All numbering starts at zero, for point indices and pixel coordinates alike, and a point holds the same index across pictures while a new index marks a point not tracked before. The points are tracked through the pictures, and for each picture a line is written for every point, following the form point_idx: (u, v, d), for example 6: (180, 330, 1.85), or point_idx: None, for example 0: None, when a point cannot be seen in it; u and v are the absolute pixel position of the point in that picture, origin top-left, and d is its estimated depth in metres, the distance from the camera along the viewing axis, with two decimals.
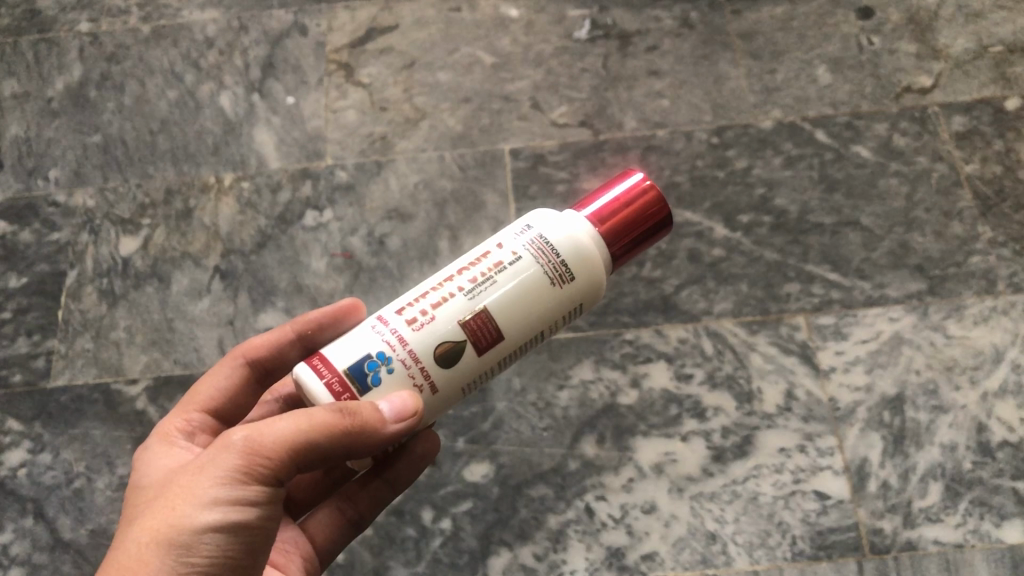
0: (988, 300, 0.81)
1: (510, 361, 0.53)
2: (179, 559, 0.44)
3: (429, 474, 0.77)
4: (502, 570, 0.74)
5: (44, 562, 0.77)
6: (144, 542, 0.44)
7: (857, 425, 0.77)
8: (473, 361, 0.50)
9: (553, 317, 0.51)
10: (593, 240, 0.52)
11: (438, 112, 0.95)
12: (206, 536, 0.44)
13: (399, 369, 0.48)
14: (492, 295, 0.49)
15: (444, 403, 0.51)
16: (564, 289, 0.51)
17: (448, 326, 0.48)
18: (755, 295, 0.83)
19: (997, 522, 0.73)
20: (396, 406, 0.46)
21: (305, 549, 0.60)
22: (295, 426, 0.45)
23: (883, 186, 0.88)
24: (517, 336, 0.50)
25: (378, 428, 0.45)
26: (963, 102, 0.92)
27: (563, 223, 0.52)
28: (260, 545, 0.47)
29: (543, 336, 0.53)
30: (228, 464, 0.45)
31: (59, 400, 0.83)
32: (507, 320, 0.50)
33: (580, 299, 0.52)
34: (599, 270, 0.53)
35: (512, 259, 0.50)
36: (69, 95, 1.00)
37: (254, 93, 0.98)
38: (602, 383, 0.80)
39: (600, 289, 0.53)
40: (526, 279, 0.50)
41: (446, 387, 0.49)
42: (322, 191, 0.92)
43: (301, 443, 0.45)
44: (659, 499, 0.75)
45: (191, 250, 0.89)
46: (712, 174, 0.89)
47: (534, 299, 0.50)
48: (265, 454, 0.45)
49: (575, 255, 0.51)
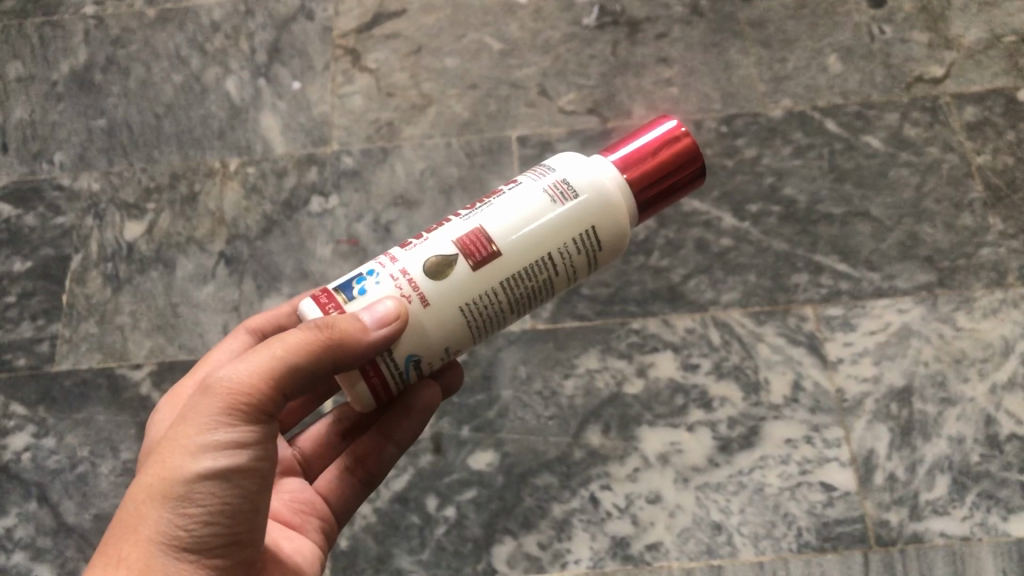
0: (998, 292, 0.81)
1: (524, 296, 0.50)
2: (177, 512, 0.44)
3: (433, 462, 0.77)
4: (507, 559, 0.74)
5: (47, 547, 0.77)
6: (139, 499, 0.44)
7: (864, 417, 0.77)
8: (469, 275, 0.48)
9: (562, 241, 0.49)
10: (618, 184, 0.51)
11: (445, 98, 0.95)
12: (200, 484, 0.44)
13: (388, 283, 0.48)
14: (490, 216, 0.49)
15: (445, 329, 0.48)
16: (568, 205, 0.49)
17: (441, 243, 0.49)
18: (762, 286, 0.82)
19: (1004, 515, 0.73)
20: (378, 315, 0.46)
21: (321, 509, 0.60)
22: (272, 355, 0.46)
23: (893, 176, 0.87)
24: (519, 255, 0.48)
25: (359, 336, 0.45)
26: (975, 92, 0.91)
27: (572, 157, 0.52)
28: (262, 491, 0.47)
29: (558, 267, 0.50)
30: (210, 409, 0.45)
31: (63, 384, 0.83)
32: (503, 233, 0.48)
33: (594, 224, 0.50)
34: (613, 193, 0.51)
35: (516, 187, 0.50)
36: (74, 79, 0.99)
37: (259, 78, 0.97)
38: (608, 371, 0.80)
39: (620, 221, 0.51)
40: (528, 201, 0.49)
41: (441, 300, 0.48)
42: (328, 176, 0.91)
43: (279, 370, 0.46)
44: (664, 489, 0.75)
45: (196, 235, 0.89)
46: (721, 163, 0.89)
47: (535, 217, 0.49)
48: (248, 391, 0.45)
49: (587, 183, 0.50)
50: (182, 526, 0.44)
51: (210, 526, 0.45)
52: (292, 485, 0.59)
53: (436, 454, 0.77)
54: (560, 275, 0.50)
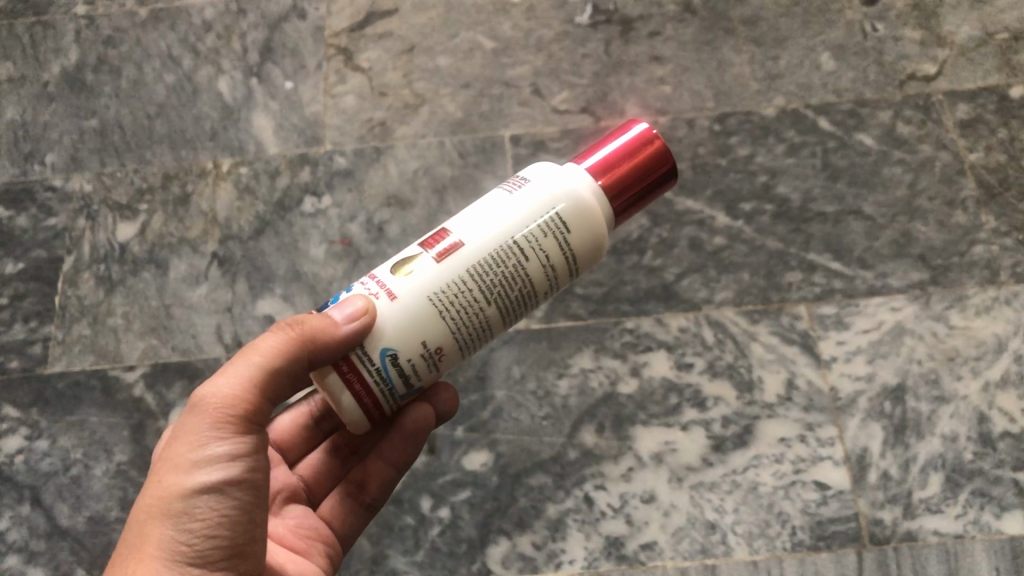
0: (991, 290, 0.81)
1: (498, 286, 0.49)
2: (179, 527, 0.46)
3: (427, 463, 0.77)
4: (502, 560, 0.74)
5: (41, 550, 0.77)
6: (141, 520, 0.46)
7: (858, 415, 0.77)
8: (433, 268, 0.49)
9: (524, 226, 0.50)
10: (583, 179, 0.52)
11: (438, 98, 0.95)
12: (197, 497, 0.46)
13: (361, 290, 0.50)
14: (457, 220, 0.51)
15: (417, 321, 0.48)
16: (529, 196, 0.51)
17: (410, 250, 0.51)
18: (756, 285, 0.82)
19: (997, 513, 0.73)
20: (348, 311, 0.48)
21: (325, 534, 0.60)
22: (253, 366, 0.49)
23: (886, 174, 0.87)
24: (482, 244, 0.49)
25: (330, 330, 0.47)
26: (967, 90, 0.91)
27: (544, 168, 0.54)
28: (258, 502, 0.48)
29: (528, 255, 0.50)
30: (200, 427, 0.47)
31: (56, 386, 0.83)
32: (465, 227, 0.50)
33: (555, 208, 0.50)
34: (579, 188, 0.52)
35: (484, 196, 0.52)
36: (65, 79, 0.99)
37: (252, 77, 0.97)
38: (602, 371, 0.80)
39: (586, 205, 0.51)
40: (491, 201, 0.51)
41: (407, 293, 0.48)
42: (321, 176, 0.91)
43: (262, 377, 0.49)
44: (659, 489, 0.75)
45: (189, 236, 0.89)
46: (714, 162, 0.88)
47: (494, 210, 0.50)
48: (233, 404, 0.48)
49: (546, 176, 0.52)
50: (184, 540, 0.46)
51: (212, 538, 0.46)
52: (295, 511, 0.60)
53: (430, 455, 0.77)
54: (534, 266, 0.50)
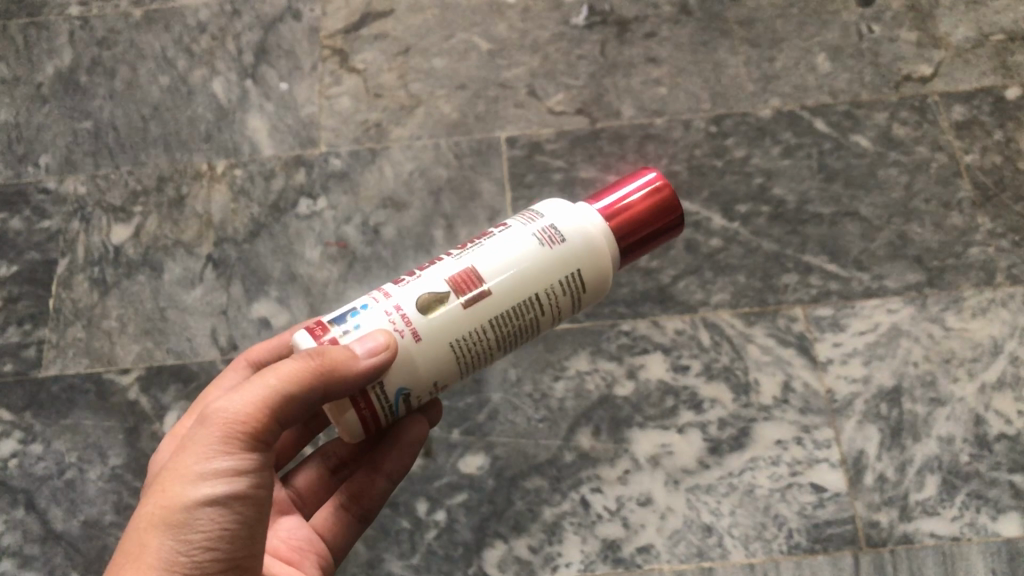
0: (987, 292, 0.81)
1: (510, 334, 0.51)
2: (178, 538, 0.44)
3: (423, 466, 0.77)
4: (498, 563, 0.74)
5: (34, 554, 0.77)
6: (140, 528, 0.44)
7: (854, 417, 0.77)
8: (460, 314, 0.49)
9: (548, 283, 0.50)
10: (600, 227, 0.53)
11: (434, 99, 0.94)
12: (201, 510, 0.44)
13: (380, 315, 0.48)
14: (480, 256, 0.50)
15: (433, 366, 0.49)
16: (556, 250, 0.51)
17: (432, 280, 0.49)
18: (752, 287, 0.82)
19: (993, 515, 0.73)
20: (368, 345, 0.46)
21: (318, 546, 0.60)
22: (269, 386, 0.46)
23: (882, 176, 0.87)
24: (507, 295, 0.49)
25: (350, 363, 0.46)
26: (963, 91, 0.91)
27: (567, 206, 0.53)
28: (258, 519, 0.46)
29: (544, 308, 0.51)
30: (208, 439, 0.45)
31: (50, 390, 0.83)
32: (493, 272, 0.49)
33: (579, 267, 0.51)
34: (600, 246, 0.52)
35: (507, 231, 0.51)
36: (59, 81, 0.98)
37: (246, 79, 0.97)
38: (598, 374, 0.80)
39: (604, 263, 0.52)
40: (516, 243, 0.51)
41: (430, 337, 0.48)
42: (316, 178, 0.91)
43: (278, 398, 0.46)
44: (655, 492, 0.75)
45: (184, 238, 0.89)
46: (710, 163, 0.88)
47: (521, 257, 0.50)
48: (245, 420, 0.46)
49: (571, 225, 0.52)
50: (183, 552, 0.43)
51: (210, 551, 0.44)
52: (289, 524, 0.59)
53: (426, 459, 0.77)
54: (543, 319, 0.52)
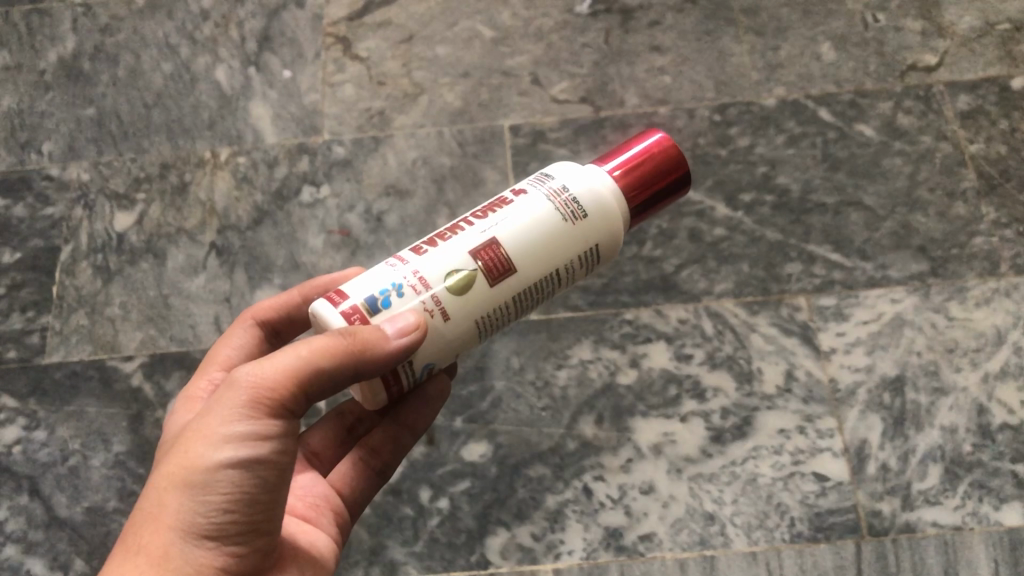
0: (991, 282, 0.81)
1: (529, 306, 0.51)
2: (198, 499, 0.44)
3: (426, 453, 0.77)
4: (500, 550, 0.74)
5: (39, 540, 0.77)
6: (161, 487, 0.45)
7: (857, 407, 0.77)
8: (486, 293, 0.49)
9: (569, 258, 0.51)
10: (613, 192, 0.53)
11: (437, 87, 0.94)
12: (221, 472, 0.44)
13: (409, 294, 0.48)
14: (503, 229, 0.49)
15: (459, 339, 0.49)
16: (579, 226, 0.51)
17: (457, 254, 0.49)
18: (755, 277, 0.82)
19: (996, 505, 0.73)
20: (399, 326, 0.46)
21: (336, 503, 0.59)
22: (298, 357, 0.45)
23: (886, 165, 0.87)
24: (531, 271, 0.50)
25: (381, 345, 0.45)
26: (969, 80, 0.91)
27: (581, 173, 0.52)
28: (282, 481, 0.46)
29: (563, 280, 0.52)
30: (233, 402, 0.45)
31: (54, 376, 0.83)
32: (519, 250, 0.49)
33: (598, 240, 0.52)
34: (617, 219, 0.53)
35: (527, 200, 0.51)
36: (62, 68, 0.98)
37: (250, 66, 0.97)
38: (601, 362, 0.80)
39: (618, 232, 0.53)
40: (537, 214, 0.50)
41: (459, 316, 0.48)
42: (319, 166, 0.91)
43: (306, 371, 0.45)
44: (658, 480, 0.75)
45: (187, 226, 0.88)
46: (714, 152, 0.88)
47: (544, 234, 0.50)
48: (271, 386, 0.45)
49: (583, 189, 0.51)
50: (202, 514, 0.44)
51: (229, 513, 0.44)
52: (306, 480, 0.59)
53: (429, 446, 0.77)
54: (561, 289, 0.53)
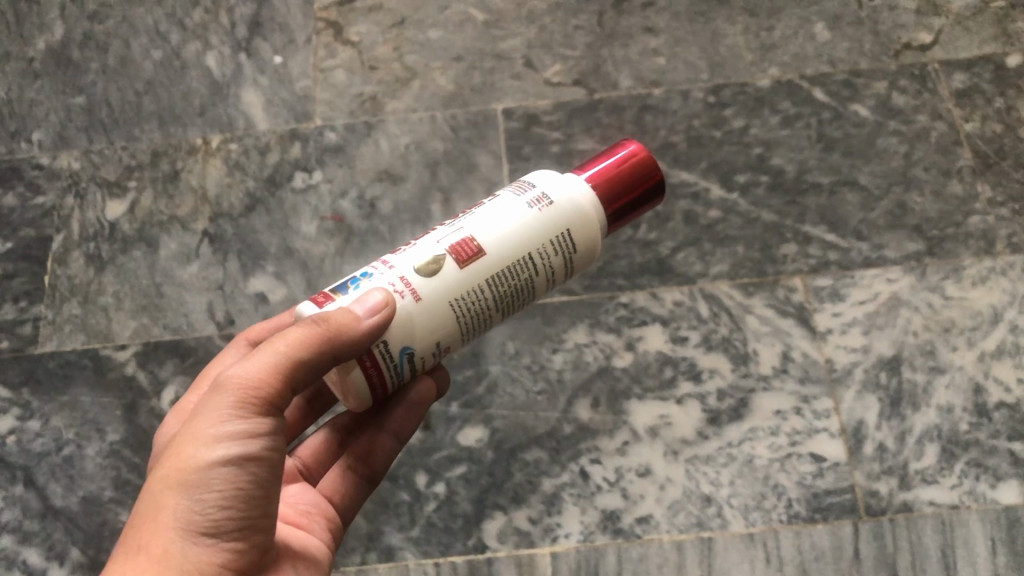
0: (987, 261, 0.81)
1: (506, 295, 0.51)
2: (194, 498, 0.44)
3: (422, 439, 0.77)
4: (497, 534, 0.73)
5: (35, 530, 0.77)
6: (156, 490, 0.44)
7: (853, 387, 0.77)
8: (457, 275, 0.49)
9: (540, 240, 0.51)
10: (590, 196, 0.54)
11: (429, 71, 0.93)
12: (215, 470, 0.44)
13: (381, 280, 0.49)
14: (472, 221, 0.51)
15: (435, 321, 0.49)
16: (547, 212, 0.52)
17: (426, 246, 0.50)
18: (751, 258, 0.82)
19: (993, 483, 0.73)
20: (368, 306, 0.47)
21: (326, 510, 0.59)
22: (280, 353, 0.46)
23: (881, 145, 0.86)
24: (501, 252, 0.50)
25: (354, 325, 0.46)
26: (964, 59, 0.90)
27: (551, 174, 0.54)
28: (274, 478, 0.46)
29: (539, 267, 0.52)
30: (222, 403, 0.45)
31: (47, 366, 0.82)
32: (489, 236, 0.50)
33: (569, 226, 0.52)
34: (590, 208, 0.53)
35: (494, 198, 0.52)
36: (51, 56, 0.97)
37: (241, 52, 0.96)
38: (597, 346, 0.79)
39: (594, 234, 0.54)
40: (504, 205, 0.52)
41: (430, 297, 0.49)
42: (311, 152, 0.90)
43: (288, 364, 0.46)
44: (654, 462, 0.75)
45: (179, 214, 0.88)
46: (708, 134, 0.88)
47: (516, 226, 0.51)
48: (258, 384, 0.45)
49: (551, 183, 0.53)
50: (199, 511, 0.44)
51: (226, 510, 0.44)
52: (295, 491, 0.59)
53: (425, 432, 0.77)
54: (540, 280, 0.52)
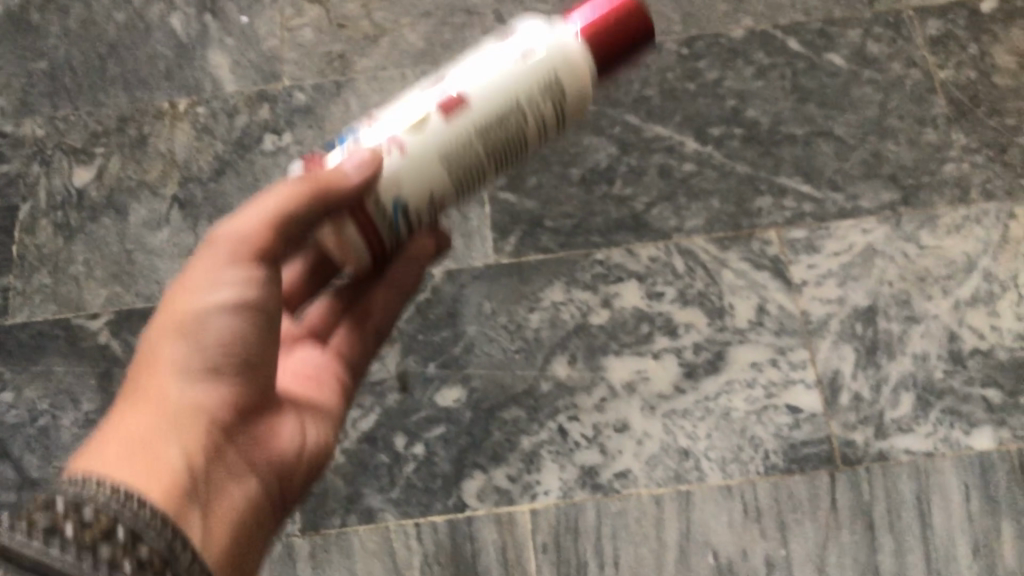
0: (961, 208, 0.80)
1: (496, 146, 0.50)
2: (190, 342, 0.46)
3: (400, 400, 0.77)
4: (476, 493, 0.74)
5: (12, 502, 0.76)
6: (156, 339, 0.47)
7: (829, 338, 0.77)
8: (441, 129, 0.48)
9: (524, 88, 0.49)
10: (575, 39, 0.50)
11: (399, 28, 0.92)
12: (210, 315, 0.47)
13: (370, 137, 0.49)
14: (454, 73, 0.50)
15: (423, 174, 0.49)
16: (529, 60, 0.49)
17: (412, 104, 0.49)
18: (726, 212, 0.81)
19: (967, 430, 0.73)
20: (355, 160, 0.48)
21: (337, 367, 0.58)
22: (268, 211, 0.48)
23: (856, 94, 0.86)
24: (484, 104, 0.49)
25: (341, 179, 0.47)
26: (938, 5, 0.89)
27: (534, 23, 0.51)
28: (266, 327, 0.49)
29: (528, 115, 0.49)
30: (217, 257, 0.48)
31: (18, 337, 0.81)
32: (471, 87, 0.49)
33: (554, 71, 0.50)
34: (576, 53, 0.50)
35: (477, 51, 0.50)
36: (10, 20, 0.95)
37: (205, 13, 0.94)
38: (573, 304, 0.79)
39: (584, 78, 0.51)
40: (485, 56, 0.50)
41: (416, 154, 0.48)
42: (280, 114, 0.88)
43: (277, 222, 0.47)
44: (632, 418, 0.75)
45: (148, 179, 0.86)
46: (682, 87, 0.87)
47: (498, 74, 0.49)
48: (250, 237, 0.48)
49: (533, 31, 0.50)
50: (194, 353, 0.46)
51: (220, 352, 0.47)
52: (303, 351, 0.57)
53: (402, 393, 0.77)
54: (531, 129, 0.50)
